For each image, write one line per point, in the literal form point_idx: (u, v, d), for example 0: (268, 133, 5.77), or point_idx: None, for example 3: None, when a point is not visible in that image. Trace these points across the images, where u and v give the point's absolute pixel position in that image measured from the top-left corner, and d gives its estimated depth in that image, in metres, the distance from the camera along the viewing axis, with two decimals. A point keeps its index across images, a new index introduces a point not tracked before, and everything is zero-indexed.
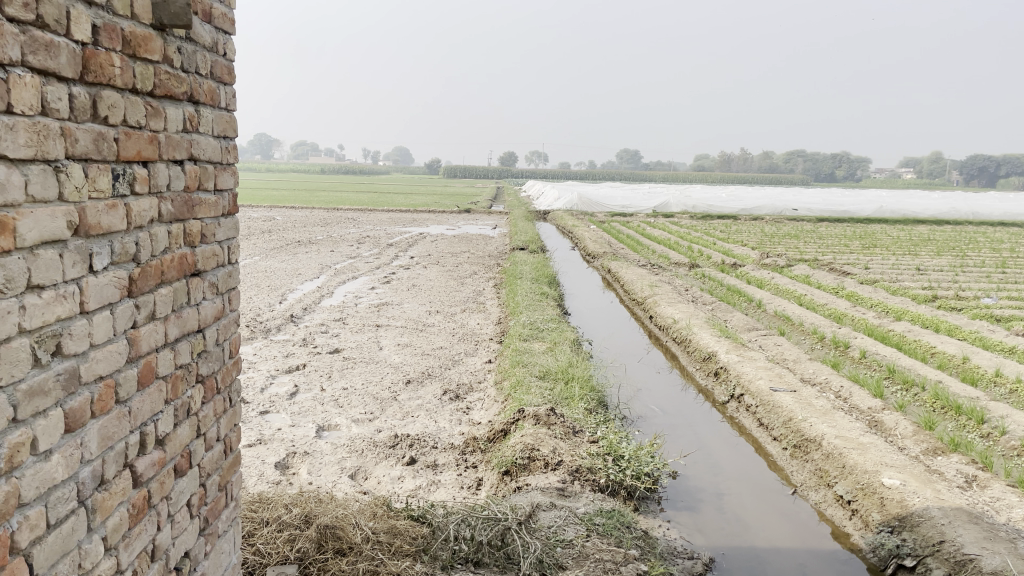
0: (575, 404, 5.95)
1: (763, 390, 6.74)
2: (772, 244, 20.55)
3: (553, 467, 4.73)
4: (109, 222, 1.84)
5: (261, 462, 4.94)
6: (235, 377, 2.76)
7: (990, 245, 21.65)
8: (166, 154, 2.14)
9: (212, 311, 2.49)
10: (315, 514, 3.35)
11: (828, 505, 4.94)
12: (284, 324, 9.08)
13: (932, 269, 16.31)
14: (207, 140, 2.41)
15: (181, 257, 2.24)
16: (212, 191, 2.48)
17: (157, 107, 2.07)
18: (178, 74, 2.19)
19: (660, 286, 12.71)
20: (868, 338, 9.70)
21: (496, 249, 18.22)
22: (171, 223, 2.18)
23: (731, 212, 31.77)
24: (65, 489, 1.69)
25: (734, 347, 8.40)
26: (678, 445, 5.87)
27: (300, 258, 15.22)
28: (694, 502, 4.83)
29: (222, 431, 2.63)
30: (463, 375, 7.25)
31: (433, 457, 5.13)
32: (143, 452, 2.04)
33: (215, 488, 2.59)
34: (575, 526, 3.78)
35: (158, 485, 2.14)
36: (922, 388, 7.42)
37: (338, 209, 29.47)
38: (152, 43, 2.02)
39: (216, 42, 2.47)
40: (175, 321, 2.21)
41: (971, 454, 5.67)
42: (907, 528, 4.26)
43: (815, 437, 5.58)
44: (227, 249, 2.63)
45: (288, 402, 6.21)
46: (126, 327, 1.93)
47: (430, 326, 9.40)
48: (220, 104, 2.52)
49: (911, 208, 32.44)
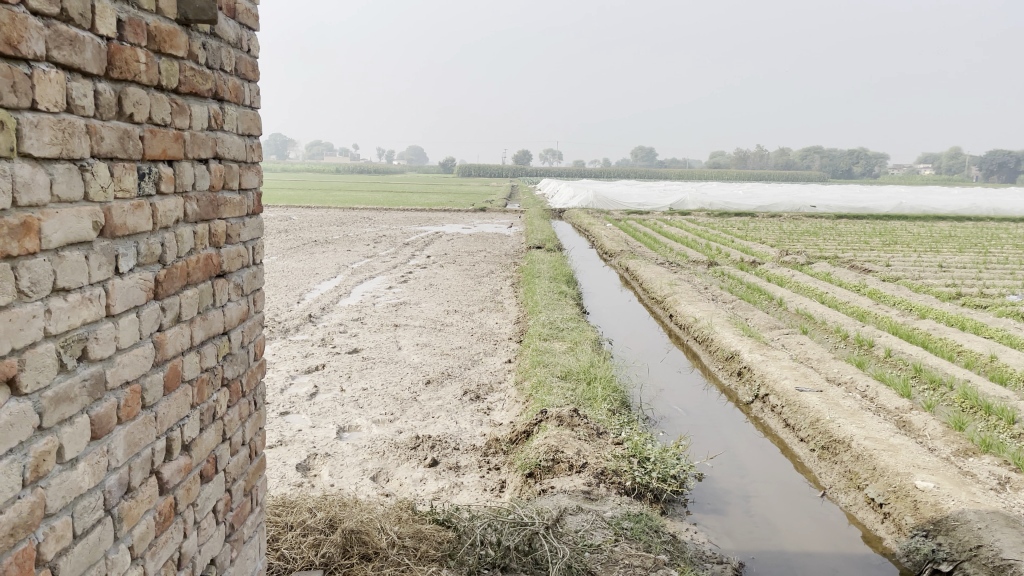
0: (598, 405, 5.88)
1: (788, 390, 6.64)
2: (790, 242, 20.36)
3: (578, 469, 4.66)
4: (135, 223, 1.78)
5: (282, 463, 4.89)
6: (261, 381, 2.71)
7: (1013, 242, 21.34)
8: (192, 153, 2.09)
9: (237, 313, 2.44)
10: (340, 518, 3.30)
11: (859, 508, 4.84)
12: (303, 324, 9.06)
13: (955, 266, 16.10)
14: (232, 139, 2.36)
15: (207, 258, 2.19)
16: (237, 191, 2.43)
17: (183, 104, 2.02)
18: (203, 71, 2.13)
19: (679, 285, 12.60)
20: (893, 336, 9.56)
21: (513, 247, 18.15)
22: (196, 224, 2.13)
23: (748, 210, 31.56)
24: (92, 498, 1.64)
25: (758, 346, 8.29)
26: (704, 446, 5.78)
27: (317, 258, 15.20)
28: (721, 505, 4.74)
29: (247, 436, 2.58)
30: (483, 375, 7.19)
31: (455, 458, 5.07)
32: (169, 457, 1.99)
33: (240, 493, 2.54)
34: (603, 530, 3.71)
35: (184, 492, 2.09)
36: (949, 387, 7.30)
37: (354, 208, 29.51)
38: (178, 39, 1.97)
39: (241, 38, 2.41)
40: (201, 324, 2.16)
41: (1003, 455, 5.55)
42: (942, 532, 4.16)
43: (843, 438, 5.48)
44: (252, 250, 2.58)
45: (308, 403, 6.17)
46: (152, 330, 1.87)
47: (448, 325, 9.35)
48: (245, 102, 2.47)
49: (931, 205, 32.08)
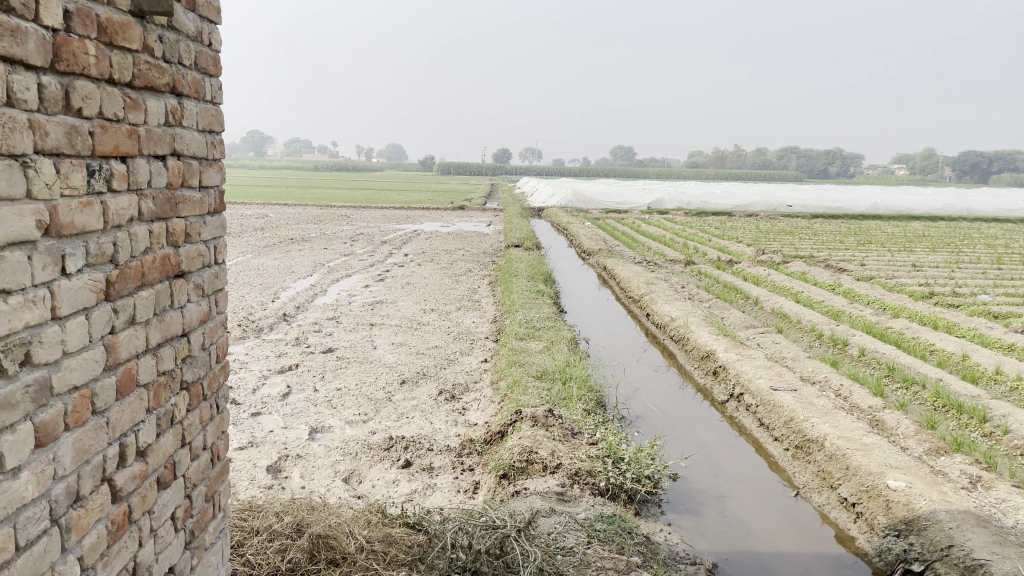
0: (573, 405, 5.85)
1: (762, 389, 6.65)
2: (766, 241, 20.48)
3: (552, 470, 4.62)
4: (84, 221, 1.72)
5: (252, 465, 4.81)
6: (223, 383, 2.64)
7: (985, 241, 21.62)
8: (147, 149, 2.02)
9: (197, 314, 2.38)
10: (308, 523, 3.23)
11: (832, 508, 4.85)
12: (277, 323, 8.95)
13: (928, 265, 16.25)
14: (191, 135, 2.30)
15: (164, 258, 2.13)
16: (197, 188, 2.37)
17: (137, 99, 1.95)
18: (160, 65, 2.07)
19: (656, 283, 12.62)
20: (867, 334, 9.62)
21: (491, 246, 18.08)
22: (152, 222, 2.06)
23: (726, 209, 31.73)
24: (36, 509, 1.57)
25: (733, 345, 8.31)
26: (679, 446, 5.77)
27: (293, 256, 15.06)
28: (695, 505, 4.73)
29: (209, 440, 2.51)
30: (458, 375, 7.14)
31: (428, 459, 5.02)
32: (123, 464, 1.93)
33: (201, 499, 2.47)
34: (576, 532, 3.67)
35: (140, 499, 2.02)
36: (922, 386, 7.34)
37: (332, 205, 29.31)
38: (131, 31, 1.90)
39: (201, 32, 2.35)
40: (157, 326, 2.09)
41: (975, 454, 5.58)
42: (914, 532, 4.17)
43: (817, 437, 5.48)
44: (214, 249, 2.51)
45: (280, 403, 6.09)
46: (102, 333, 1.81)
47: (424, 324, 9.29)
48: (205, 97, 2.40)
49: (906, 204, 32.44)
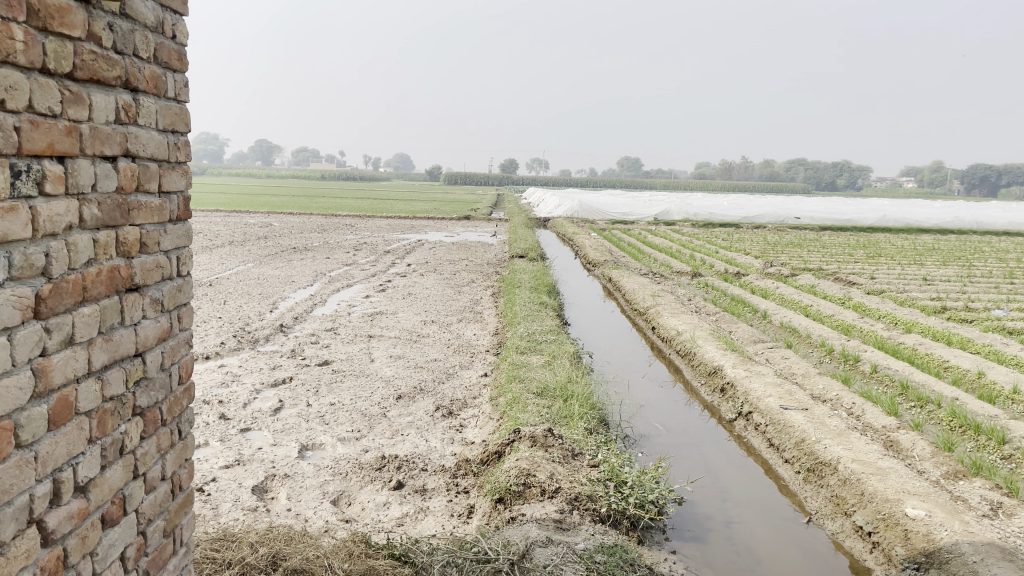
0: (574, 424, 5.60)
1: (772, 408, 6.39)
2: (774, 253, 20.16)
3: (550, 494, 4.38)
4: (4, 228, 1.51)
5: (237, 485, 4.58)
6: (186, 407, 2.43)
7: (996, 255, 21.21)
8: (92, 149, 1.81)
9: (155, 332, 2.16)
10: (285, 555, 3.03)
11: (846, 536, 4.60)
12: (273, 335, 8.74)
13: (939, 279, 15.93)
14: (149, 134, 2.09)
15: (112, 270, 1.91)
16: (156, 194, 2.16)
17: (80, 92, 1.74)
18: (109, 55, 1.86)
19: (663, 296, 12.39)
20: (879, 350, 9.34)
21: (496, 256, 17.83)
22: (97, 230, 1.84)
23: (733, 221, 31.40)
24: None
25: (742, 361, 8.04)
26: (685, 467, 5.52)
27: (294, 265, 14.86)
28: (701, 532, 4.48)
29: (168, 469, 2.29)
30: (458, 390, 6.90)
31: (422, 481, 4.79)
32: (56, 503, 1.71)
33: (158, 535, 2.25)
34: (574, 565, 3.42)
35: (78, 542, 1.80)
36: (937, 406, 7.06)
37: (335, 214, 29.22)
38: (72, 16, 1.68)
39: (163, 22, 2.14)
40: (102, 346, 1.87)
41: (995, 478, 5.32)
42: (936, 566, 3.91)
43: (830, 460, 5.23)
44: (176, 260, 2.30)
45: (271, 419, 5.86)
46: (30, 355, 1.59)
47: (424, 337, 9.05)
48: (166, 93, 2.19)
49: (915, 217, 32.10)
